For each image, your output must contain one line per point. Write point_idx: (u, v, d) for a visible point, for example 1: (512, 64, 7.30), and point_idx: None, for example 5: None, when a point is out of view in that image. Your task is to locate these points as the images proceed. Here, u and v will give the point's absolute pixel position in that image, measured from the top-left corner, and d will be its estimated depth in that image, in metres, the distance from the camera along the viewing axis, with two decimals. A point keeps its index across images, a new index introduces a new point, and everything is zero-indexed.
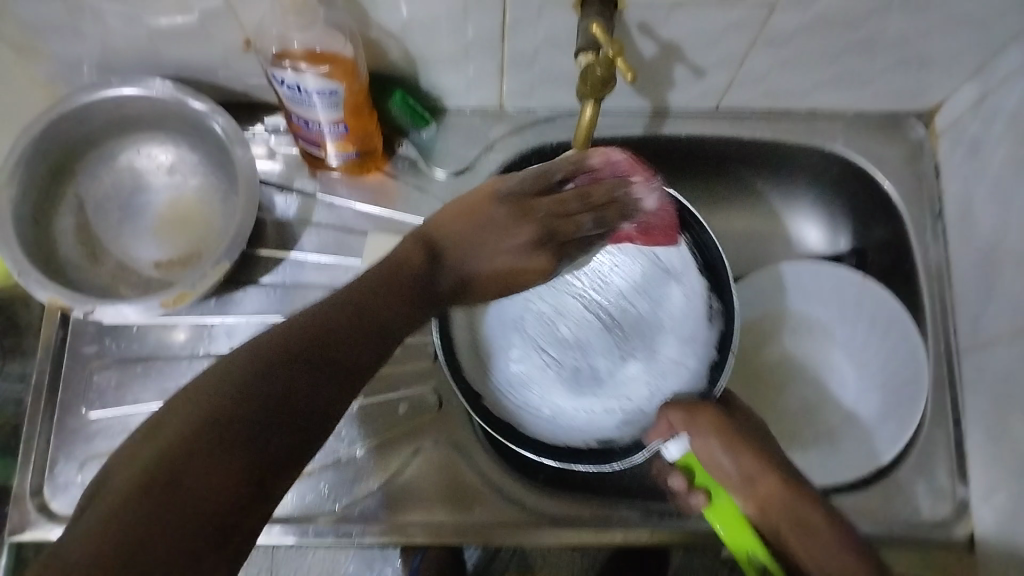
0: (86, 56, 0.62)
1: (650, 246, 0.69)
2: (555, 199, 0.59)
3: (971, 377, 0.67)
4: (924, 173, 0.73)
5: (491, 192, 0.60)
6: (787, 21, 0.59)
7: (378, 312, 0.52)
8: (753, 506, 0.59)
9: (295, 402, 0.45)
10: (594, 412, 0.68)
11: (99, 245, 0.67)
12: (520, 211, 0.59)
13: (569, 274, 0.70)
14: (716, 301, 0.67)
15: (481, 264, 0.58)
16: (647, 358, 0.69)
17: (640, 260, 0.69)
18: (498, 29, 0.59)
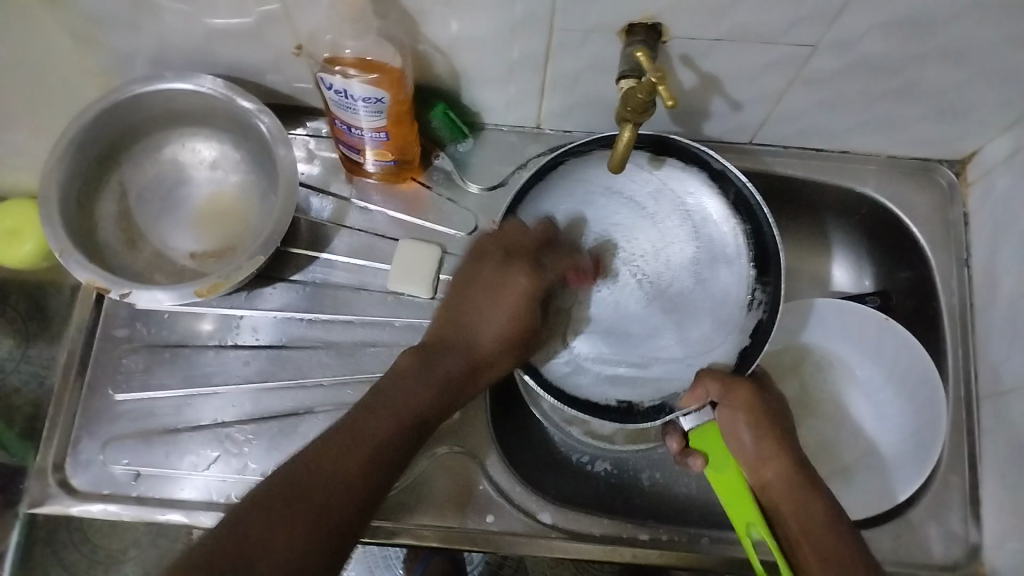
0: (142, 50, 0.64)
1: (708, 224, 0.69)
2: (523, 236, 0.65)
3: (989, 424, 0.68)
4: (952, 221, 0.74)
5: (478, 258, 0.63)
6: (828, 61, 0.60)
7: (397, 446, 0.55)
8: (756, 482, 0.60)
9: (344, 457, 0.52)
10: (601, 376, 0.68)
11: (139, 234, 0.69)
12: (476, 289, 0.62)
13: (627, 238, 0.71)
14: (759, 286, 0.67)
15: (486, 335, 0.61)
16: (686, 343, 0.68)
17: (692, 239, 0.70)
18: (543, 51, 0.60)
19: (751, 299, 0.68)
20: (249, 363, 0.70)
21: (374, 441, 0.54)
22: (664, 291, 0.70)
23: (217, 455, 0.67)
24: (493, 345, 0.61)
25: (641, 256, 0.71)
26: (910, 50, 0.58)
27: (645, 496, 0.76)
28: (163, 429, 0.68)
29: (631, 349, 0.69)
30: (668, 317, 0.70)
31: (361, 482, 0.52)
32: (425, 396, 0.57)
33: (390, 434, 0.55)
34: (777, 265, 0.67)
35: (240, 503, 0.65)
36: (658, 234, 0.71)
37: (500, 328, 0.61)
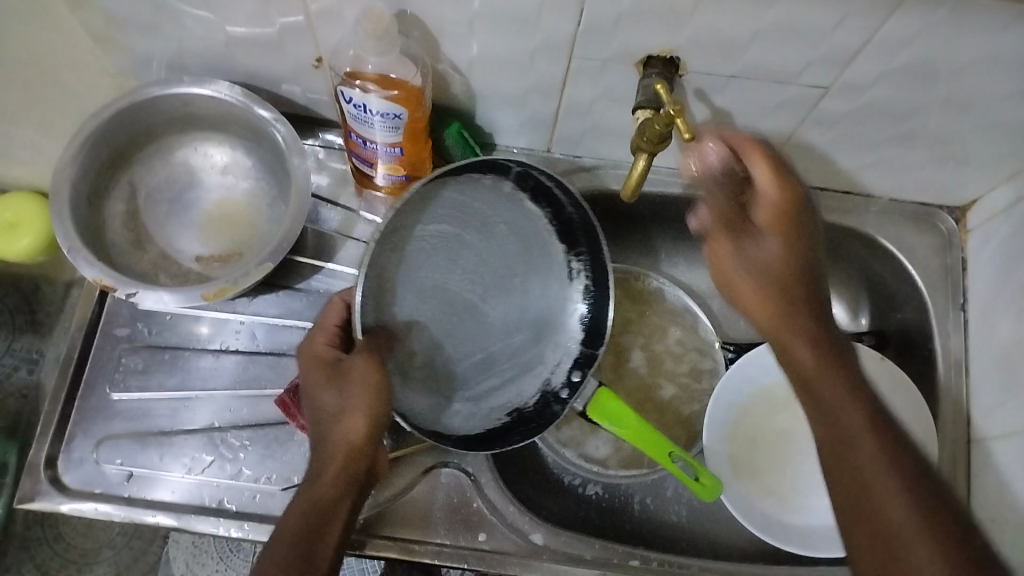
0: (161, 53, 0.65)
1: (519, 221, 0.66)
2: (324, 331, 0.60)
3: (979, 468, 0.69)
4: (950, 266, 0.75)
5: (308, 353, 0.58)
6: (839, 103, 0.61)
7: (325, 535, 0.52)
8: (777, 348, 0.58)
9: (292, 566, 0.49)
10: (482, 410, 0.66)
11: (146, 234, 0.69)
12: (316, 380, 0.57)
13: (422, 251, 0.62)
14: (576, 260, 0.68)
15: (329, 411, 0.55)
16: (549, 341, 0.68)
17: (502, 234, 0.66)
18: (561, 78, 0.61)
19: (581, 294, 0.68)
20: (248, 369, 0.70)
21: (293, 528, 0.52)
22: (520, 309, 0.67)
23: (212, 460, 0.67)
24: (332, 420, 0.55)
25: (508, 276, 0.67)
26: (919, 98, 0.59)
27: (635, 523, 0.76)
28: (159, 431, 0.68)
29: (491, 369, 0.66)
30: (529, 339, 0.67)
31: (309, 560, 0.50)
32: (315, 491, 0.53)
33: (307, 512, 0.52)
34: (602, 264, 0.67)
35: (233, 509, 0.65)
36: (514, 242, 0.66)
37: (364, 423, 0.54)
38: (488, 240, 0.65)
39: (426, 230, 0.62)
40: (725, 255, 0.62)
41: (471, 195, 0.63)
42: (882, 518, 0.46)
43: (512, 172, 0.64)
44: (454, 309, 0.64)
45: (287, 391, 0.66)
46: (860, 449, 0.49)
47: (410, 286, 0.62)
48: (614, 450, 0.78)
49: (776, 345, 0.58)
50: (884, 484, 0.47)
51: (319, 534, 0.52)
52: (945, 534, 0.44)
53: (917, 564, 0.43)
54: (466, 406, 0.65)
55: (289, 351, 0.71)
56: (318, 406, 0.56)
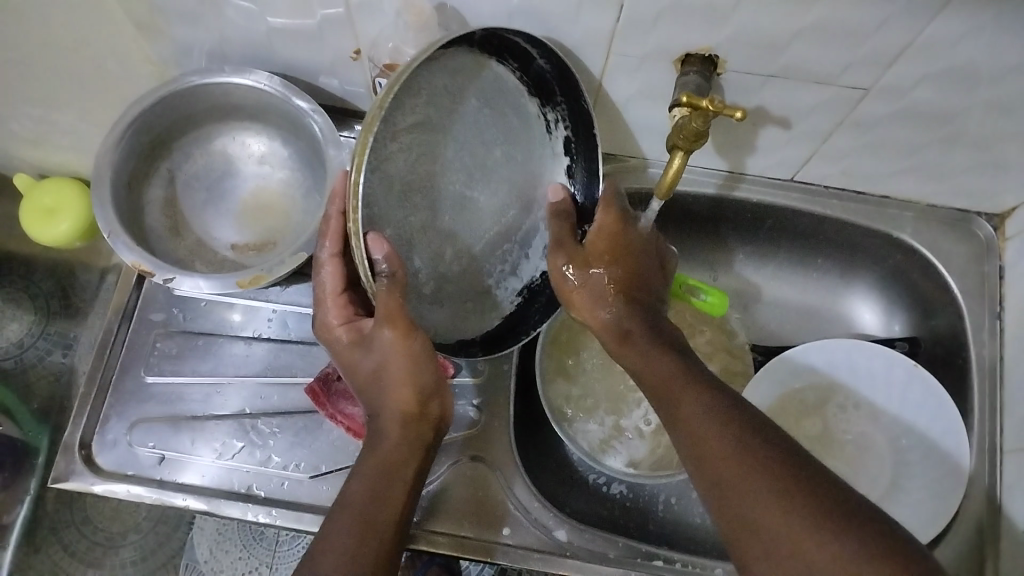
0: (203, 43, 0.66)
1: (492, 87, 0.59)
2: (327, 294, 0.57)
3: (1012, 478, 0.68)
4: (986, 273, 0.74)
5: (327, 324, 0.57)
6: (879, 106, 0.60)
7: (390, 497, 0.53)
8: (618, 336, 0.60)
9: (373, 529, 0.51)
10: (501, 283, 0.66)
11: (184, 222, 0.70)
12: (350, 346, 0.56)
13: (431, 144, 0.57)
14: (553, 115, 0.63)
15: (376, 368, 0.55)
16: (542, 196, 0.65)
17: (482, 108, 0.59)
18: (598, 74, 0.61)
19: (565, 145, 0.64)
20: (279, 357, 0.71)
21: (360, 491, 0.53)
22: (507, 180, 0.63)
23: (242, 445, 0.67)
24: (385, 379, 0.55)
25: (489, 154, 0.61)
26: (961, 101, 0.59)
27: (658, 524, 0.76)
28: (190, 416, 0.68)
29: (497, 251, 0.65)
30: (521, 212, 0.65)
31: (377, 523, 0.51)
32: (381, 450, 0.54)
33: (372, 473, 0.53)
34: (584, 119, 0.62)
35: (261, 495, 0.66)
36: (491, 111, 0.59)
37: (412, 384, 0.55)
38: (460, 118, 0.58)
39: (397, 133, 0.54)
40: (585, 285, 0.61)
41: (455, 68, 0.56)
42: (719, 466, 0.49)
43: (477, 39, 0.54)
44: (458, 203, 0.60)
45: (316, 379, 0.68)
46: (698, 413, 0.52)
47: (428, 180, 0.58)
48: (649, 451, 0.78)
49: (612, 333, 0.60)
50: (742, 456, 0.48)
51: (389, 498, 0.53)
52: (821, 501, 0.45)
53: (787, 532, 0.44)
54: (496, 285, 0.66)
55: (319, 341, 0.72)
56: (362, 373, 0.56)
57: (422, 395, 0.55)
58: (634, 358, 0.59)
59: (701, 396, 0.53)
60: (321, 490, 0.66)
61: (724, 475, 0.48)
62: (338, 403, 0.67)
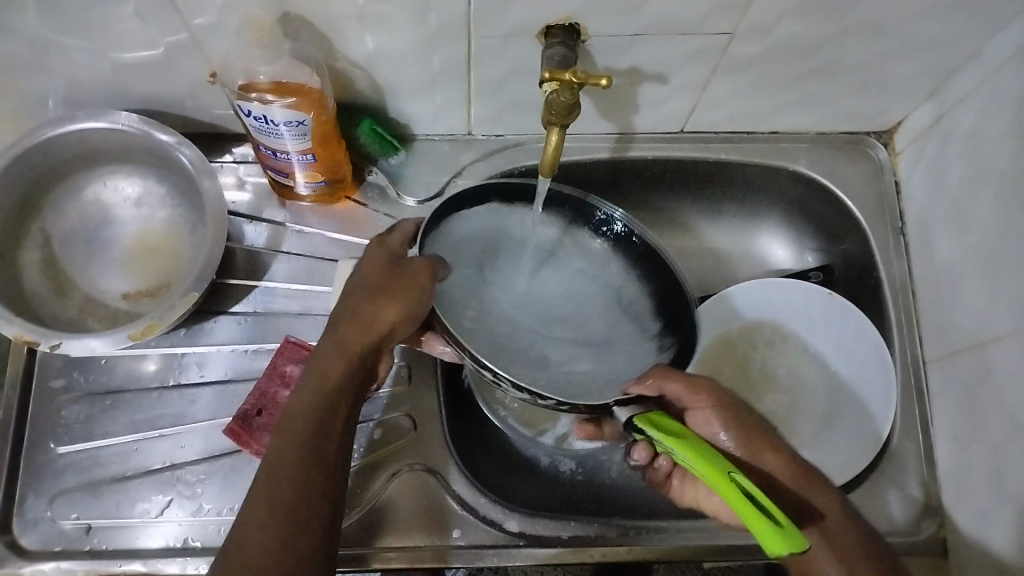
0: (53, 91, 0.62)
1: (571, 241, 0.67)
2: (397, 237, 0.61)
3: (938, 387, 0.68)
4: (885, 191, 0.75)
5: (381, 243, 0.60)
6: (748, 46, 0.60)
7: (345, 361, 0.53)
8: (757, 487, 0.56)
9: (327, 429, 0.50)
10: (563, 387, 0.58)
11: (67, 279, 0.66)
12: (383, 269, 0.57)
13: (520, 270, 0.66)
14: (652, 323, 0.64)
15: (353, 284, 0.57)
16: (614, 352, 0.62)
17: (586, 261, 0.67)
18: (464, 60, 0.59)
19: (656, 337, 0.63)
20: (196, 401, 0.68)
21: (320, 387, 0.51)
22: (612, 326, 0.64)
23: (170, 498, 0.65)
24: (362, 286, 0.56)
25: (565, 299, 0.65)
26: (826, 29, 0.59)
27: (615, 492, 0.75)
28: (111, 479, 0.65)
29: (580, 359, 0.61)
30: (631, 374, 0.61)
31: (331, 422, 0.50)
32: (346, 362, 0.53)
33: (334, 376, 0.52)
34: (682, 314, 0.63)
35: (198, 546, 0.63)
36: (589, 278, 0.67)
37: (397, 300, 0.55)
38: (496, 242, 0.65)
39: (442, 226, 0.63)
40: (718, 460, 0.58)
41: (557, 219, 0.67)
42: (805, 540, 0.53)
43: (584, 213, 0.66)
44: (560, 328, 0.63)
45: (236, 417, 0.65)
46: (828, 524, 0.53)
47: (519, 300, 0.64)
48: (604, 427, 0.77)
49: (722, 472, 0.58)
50: (836, 538, 0.52)
51: (339, 431, 0.50)
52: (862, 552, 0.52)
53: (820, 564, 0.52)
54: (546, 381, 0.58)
55: (235, 379, 0.69)
56: (371, 274, 0.57)
57: (403, 312, 0.56)
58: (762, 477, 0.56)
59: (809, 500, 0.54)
60: None
61: (806, 540, 0.53)
62: (262, 437, 0.65)
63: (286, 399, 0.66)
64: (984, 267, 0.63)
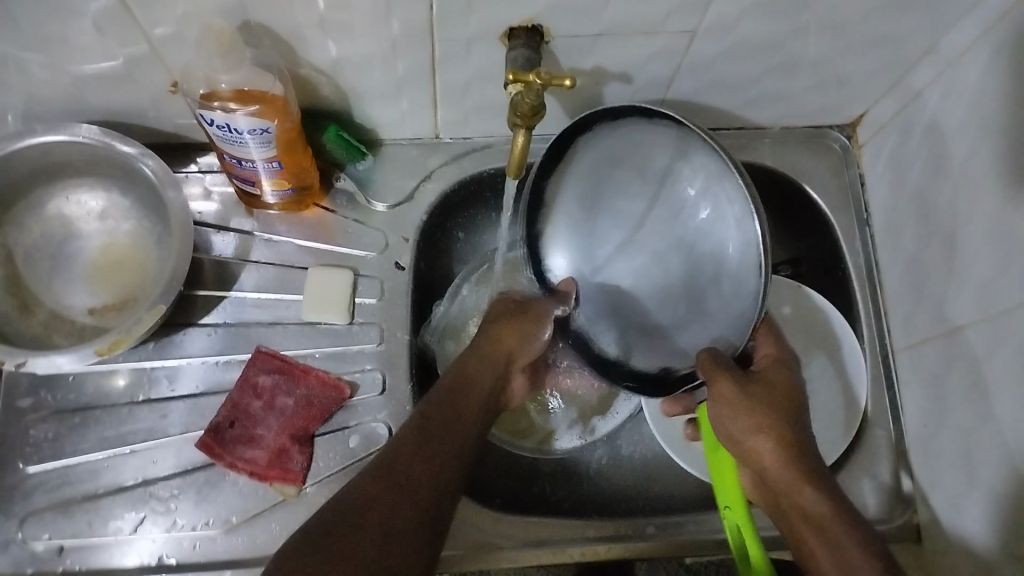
0: (9, 106, 0.61)
1: (666, 155, 0.60)
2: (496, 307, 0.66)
3: (906, 376, 0.69)
4: (849, 184, 0.76)
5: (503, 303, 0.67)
6: (710, 44, 0.60)
7: (466, 405, 0.57)
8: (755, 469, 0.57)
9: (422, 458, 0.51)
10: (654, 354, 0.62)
11: (31, 297, 0.65)
12: (486, 343, 0.63)
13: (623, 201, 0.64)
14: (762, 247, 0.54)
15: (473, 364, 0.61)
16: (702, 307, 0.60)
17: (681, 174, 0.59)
18: (428, 64, 0.59)
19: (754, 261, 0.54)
20: (167, 416, 0.67)
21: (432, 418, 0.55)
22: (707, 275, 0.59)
23: (144, 515, 0.64)
24: (473, 355, 0.61)
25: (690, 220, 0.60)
26: (786, 26, 0.59)
27: (593, 490, 0.75)
28: (83, 498, 0.64)
29: (661, 328, 0.62)
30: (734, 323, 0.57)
31: (448, 452, 0.53)
32: (469, 418, 0.56)
33: (470, 433, 0.55)
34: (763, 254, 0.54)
35: (173, 562, 0.63)
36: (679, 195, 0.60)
37: (490, 362, 0.61)
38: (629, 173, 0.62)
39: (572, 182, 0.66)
40: (722, 426, 0.57)
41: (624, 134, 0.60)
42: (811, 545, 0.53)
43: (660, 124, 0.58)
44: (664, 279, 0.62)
45: (208, 430, 0.65)
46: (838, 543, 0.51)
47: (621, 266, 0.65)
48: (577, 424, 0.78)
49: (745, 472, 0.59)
50: (833, 527, 0.52)
51: (450, 480, 0.51)
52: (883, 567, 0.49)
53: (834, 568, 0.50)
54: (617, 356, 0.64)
55: (207, 391, 0.68)
56: (489, 339, 0.63)
57: (497, 369, 0.61)
58: (757, 459, 0.56)
59: (809, 482, 0.54)
60: (237, 543, 0.63)
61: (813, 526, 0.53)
62: (236, 450, 0.65)
63: (259, 410, 0.66)
64: (948, 256, 0.64)
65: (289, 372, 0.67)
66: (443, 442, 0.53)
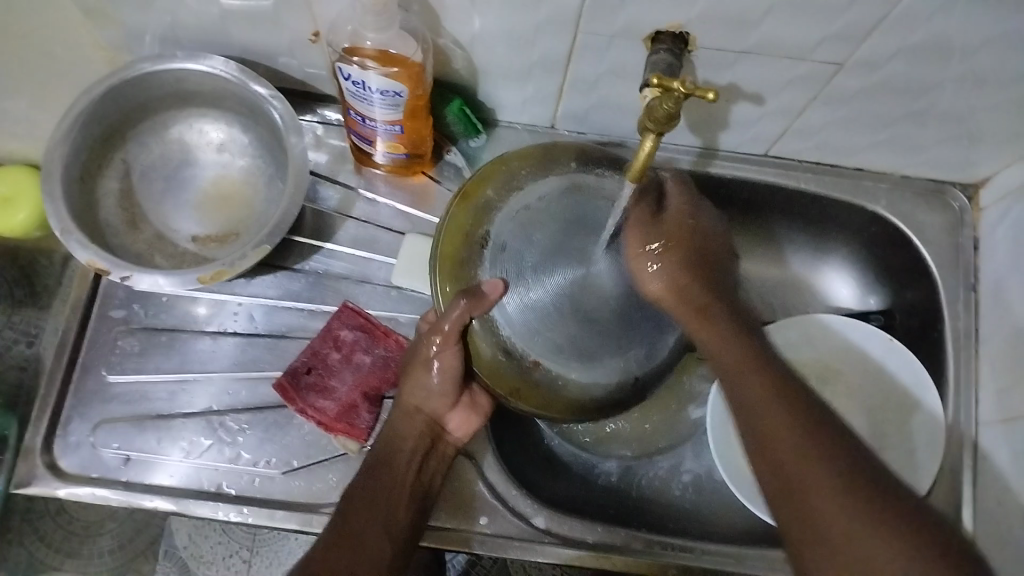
0: (155, 28, 0.63)
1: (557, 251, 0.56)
2: (421, 355, 0.59)
3: (989, 450, 0.67)
4: (963, 244, 0.73)
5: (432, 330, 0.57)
6: (853, 80, 0.59)
7: (386, 479, 0.58)
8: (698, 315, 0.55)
9: (363, 531, 0.55)
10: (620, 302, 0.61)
11: (141, 214, 0.67)
12: (411, 411, 0.61)
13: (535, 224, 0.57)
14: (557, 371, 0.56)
15: (398, 423, 0.61)
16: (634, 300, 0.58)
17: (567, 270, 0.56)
18: (565, 54, 0.59)
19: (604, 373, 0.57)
20: (246, 351, 0.69)
21: (365, 508, 0.56)
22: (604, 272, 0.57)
23: (210, 443, 0.66)
24: (403, 420, 0.61)
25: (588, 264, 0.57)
26: (936, 74, 0.58)
27: (643, 501, 0.75)
28: (156, 415, 0.67)
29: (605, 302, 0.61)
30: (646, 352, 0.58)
31: (390, 521, 0.56)
32: (409, 470, 0.59)
33: (391, 518, 0.56)
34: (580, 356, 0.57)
35: (232, 493, 0.64)
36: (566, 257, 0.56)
37: (412, 431, 0.61)
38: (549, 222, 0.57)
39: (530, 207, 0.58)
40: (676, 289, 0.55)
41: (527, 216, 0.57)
42: (791, 474, 0.46)
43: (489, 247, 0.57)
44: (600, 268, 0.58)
45: (285, 373, 0.66)
46: (829, 498, 0.44)
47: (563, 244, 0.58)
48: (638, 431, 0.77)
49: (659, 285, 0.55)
50: (791, 427, 0.47)
51: (398, 554, 0.55)
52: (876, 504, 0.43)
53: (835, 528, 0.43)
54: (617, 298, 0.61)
55: (287, 334, 0.69)
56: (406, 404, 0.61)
57: (425, 430, 0.61)
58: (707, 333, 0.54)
59: (741, 335, 0.54)
60: (293, 486, 0.65)
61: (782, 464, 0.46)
62: (308, 397, 0.66)
63: (336, 362, 0.67)
64: None
65: (371, 331, 0.68)
66: (370, 542, 0.54)
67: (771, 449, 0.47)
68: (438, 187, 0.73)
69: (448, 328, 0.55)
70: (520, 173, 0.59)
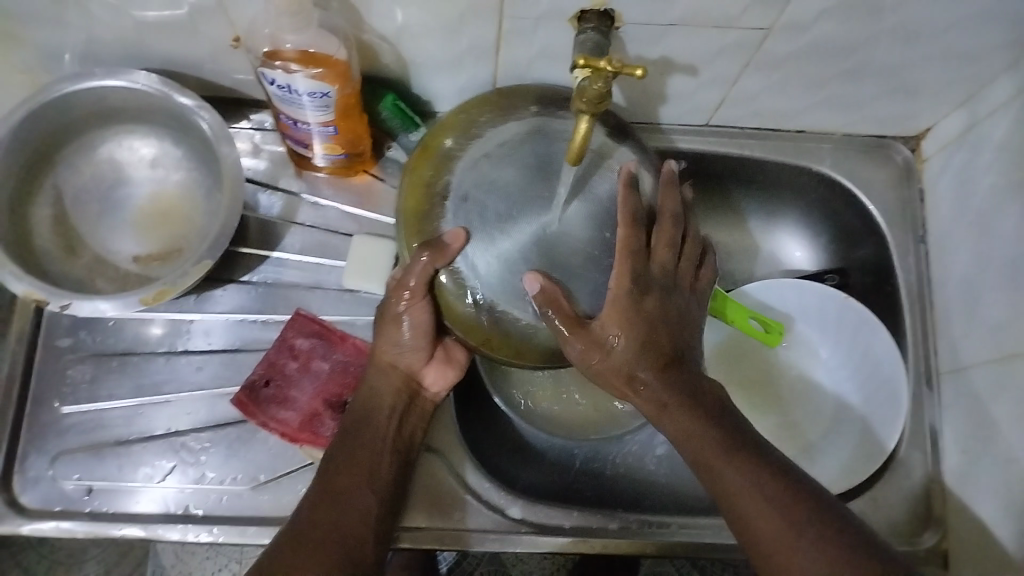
0: (72, 46, 0.61)
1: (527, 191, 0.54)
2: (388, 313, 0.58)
3: (949, 398, 0.68)
4: (908, 197, 0.74)
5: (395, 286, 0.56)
6: (783, 43, 0.59)
7: (365, 438, 0.58)
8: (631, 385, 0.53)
9: (344, 490, 0.54)
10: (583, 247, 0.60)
11: (78, 238, 0.66)
12: (386, 369, 0.61)
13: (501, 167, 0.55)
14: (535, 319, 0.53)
15: (372, 385, 0.60)
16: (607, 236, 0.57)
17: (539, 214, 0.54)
18: (493, 40, 0.58)
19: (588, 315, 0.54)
20: (202, 369, 0.67)
21: (344, 467, 0.55)
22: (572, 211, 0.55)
23: (173, 464, 0.65)
24: (378, 385, 0.60)
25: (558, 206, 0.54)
26: (864, 31, 0.58)
27: (619, 480, 0.75)
28: (115, 442, 0.65)
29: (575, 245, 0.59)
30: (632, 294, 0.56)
31: (372, 480, 0.56)
32: (387, 430, 0.59)
33: (371, 476, 0.56)
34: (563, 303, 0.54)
35: (199, 513, 0.63)
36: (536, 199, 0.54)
37: (386, 393, 0.60)
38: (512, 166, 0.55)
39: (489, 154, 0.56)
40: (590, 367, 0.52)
41: (496, 158, 0.55)
42: (738, 499, 0.50)
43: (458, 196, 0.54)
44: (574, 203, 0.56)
45: (242, 388, 0.65)
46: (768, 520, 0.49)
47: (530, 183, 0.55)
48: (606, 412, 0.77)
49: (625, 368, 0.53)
50: (729, 467, 0.50)
51: (381, 513, 0.55)
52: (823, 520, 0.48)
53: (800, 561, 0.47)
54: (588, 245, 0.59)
55: (241, 347, 0.68)
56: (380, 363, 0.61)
57: (400, 390, 0.60)
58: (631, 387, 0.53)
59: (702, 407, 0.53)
60: (262, 501, 0.64)
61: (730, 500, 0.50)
62: (268, 409, 0.64)
63: (294, 371, 0.66)
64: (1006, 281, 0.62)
65: (327, 337, 0.67)
66: (351, 503, 0.54)
67: (720, 472, 0.51)
68: (381, 185, 0.72)
69: (412, 284, 0.54)
70: (479, 120, 0.58)
